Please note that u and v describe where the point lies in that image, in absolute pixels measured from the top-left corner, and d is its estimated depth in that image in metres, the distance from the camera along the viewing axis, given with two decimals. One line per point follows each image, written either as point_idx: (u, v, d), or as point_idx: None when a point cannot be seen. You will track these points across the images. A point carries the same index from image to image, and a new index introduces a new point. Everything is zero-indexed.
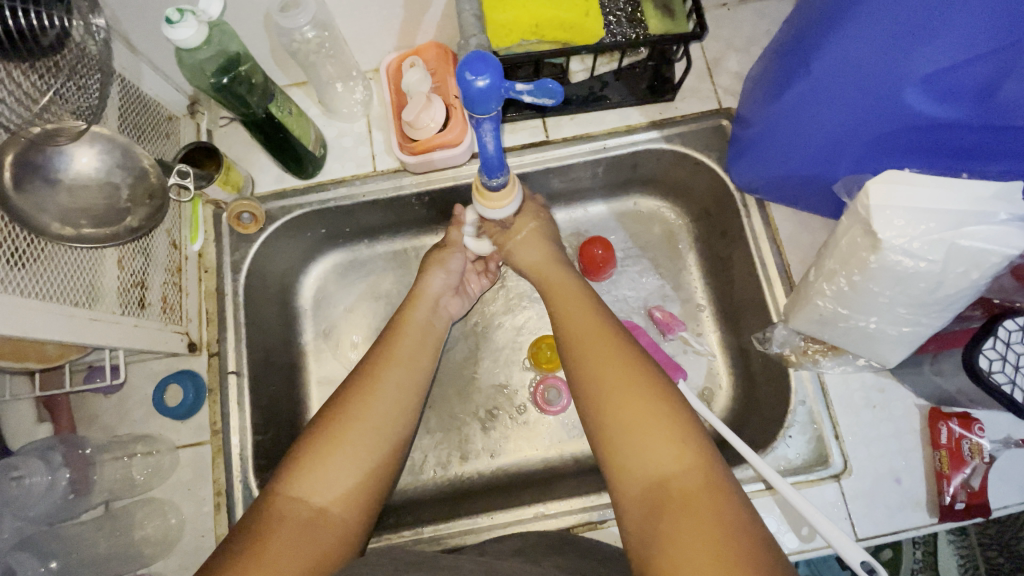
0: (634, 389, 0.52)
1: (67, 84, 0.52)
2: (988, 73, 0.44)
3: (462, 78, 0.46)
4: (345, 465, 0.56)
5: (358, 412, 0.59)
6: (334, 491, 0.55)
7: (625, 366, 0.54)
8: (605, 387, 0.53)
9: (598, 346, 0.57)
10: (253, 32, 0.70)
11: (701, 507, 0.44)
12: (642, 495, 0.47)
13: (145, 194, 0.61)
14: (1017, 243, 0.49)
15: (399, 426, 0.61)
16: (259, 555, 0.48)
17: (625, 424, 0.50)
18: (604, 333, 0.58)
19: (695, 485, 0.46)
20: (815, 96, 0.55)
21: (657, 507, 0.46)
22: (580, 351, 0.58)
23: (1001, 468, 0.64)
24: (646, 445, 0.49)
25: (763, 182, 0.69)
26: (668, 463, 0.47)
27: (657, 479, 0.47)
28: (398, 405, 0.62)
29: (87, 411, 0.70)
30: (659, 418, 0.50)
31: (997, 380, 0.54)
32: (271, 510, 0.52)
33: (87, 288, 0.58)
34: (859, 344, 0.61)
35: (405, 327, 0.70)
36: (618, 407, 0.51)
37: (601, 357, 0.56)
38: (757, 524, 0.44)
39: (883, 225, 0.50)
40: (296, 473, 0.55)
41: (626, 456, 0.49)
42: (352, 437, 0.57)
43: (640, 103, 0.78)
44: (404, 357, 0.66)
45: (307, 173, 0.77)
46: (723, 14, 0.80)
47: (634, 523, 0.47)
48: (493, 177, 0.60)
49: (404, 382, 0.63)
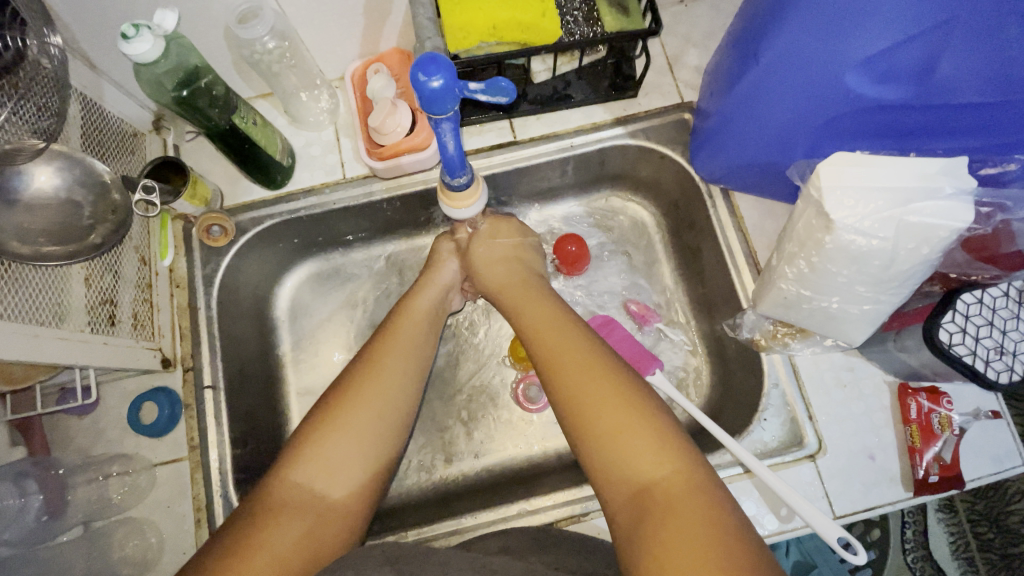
0: (611, 397, 0.53)
1: (23, 103, 0.51)
2: (923, 52, 0.46)
3: (415, 79, 0.47)
4: (349, 450, 0.57)
5: (360, 393, 0.60)
6: (336, 477, 0.55)
7: (597, 376, 0.55)
8: (581, 398, 0.54)
9: (573, 358, 0.58)
10: (213, 46, 0.71)
11: (686, 511, 0.45)
12: (629, 500, 0.48)
13: (107, 211, 0.61)
14: (963, 216, 0.50)
15: (399, 419, 0.61)
16: (256, 544, 0.49)
17: (609, 434, 0.51)
18: (576, 343, 0.59)
19: (679, 491, 0.47)
20: (763, 86, 0.56)
21: (643, 511, 0.47)
22: (552, 366, 0.58)
23: (972, 440, 0.65)
24: (629, 452, 0.50)
25: (725, 172, 0.70)
26: (650, 468, 0.49)
27: (642, 486, 0.48)
28: (402, 398, 0.62)
29: (60, 433, 0.69)
30: (640, 426, 0.51)
31: (958, 352, 0.56)
32: (272, 495, 0.53)
33: (53, 307, 0.57)
34: (825, 325, 0.63)
35: (412, 312, 0.70)
36: (597, 417, 0.53)
37: (576, 368, 0.57)
38: (739, 519, 0.45)
39: (834, 206, 0.51)
40: (298, 458, 0.55)
41: (613, 464, 0.50)
42: (359, 420, 0.58)
43: (603, 100, 0.79)
44: (406, 344, 0.66)
45: (276, 183, 0.77)
46: (680, 11, 0.81)
47: (623, 527, 0.48)
48: (455, 176, 0.61)
49: (409, 370, 0.64)
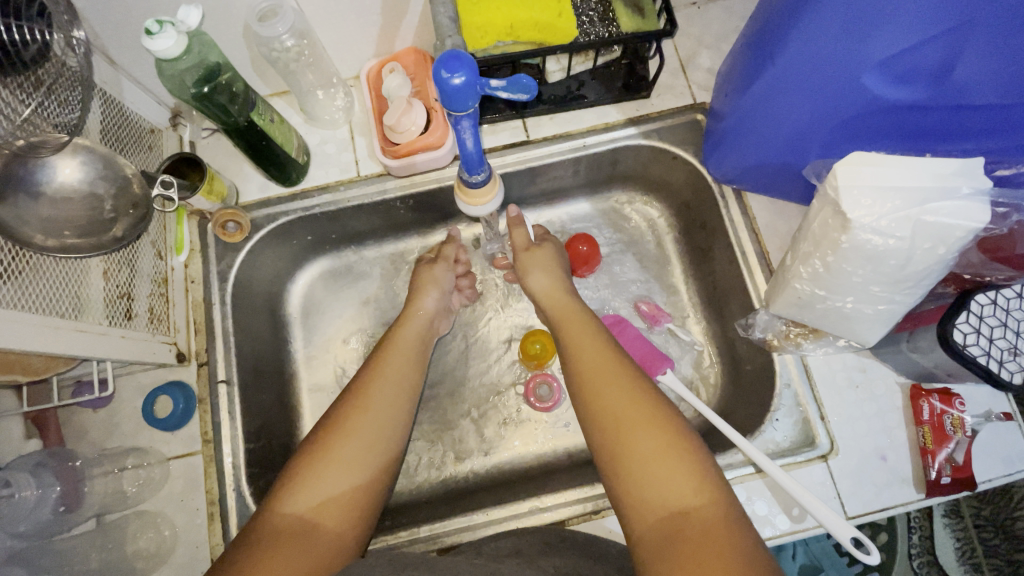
0: (647, 420, 0.53)
1: (48, 98, 0.52)
2: (940, 54, 0.46)
3: (438, 76, 0.48)
4: (350, 474, 0.57)
5: (357, 418, 0.60)
6: (342, 493, 0.56)
7: (632, 397, 0.55)
8: (614, 418, 0.54)
9: (608, 376, 0.58)
10: (231, 43, 0.72)
11: (721, 541, 0.45)
12: (656, 522, 0.48)
13: (128, 205, 0.61)
14: (979, 215, 0.50)
15: (392, 440, 0.62)
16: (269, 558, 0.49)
17: (647, 456, 0.51)
18: (612, 364, 0.59)
19: (712, 519, 0.47)
20: (778, 85, 0.56)
21: (675, 535, 0.46)
22: (590, 386, 0.58)
23: (985, 442, 0.65)
24: (662, 475, 0.50)
25: (739, 172, 0.71)
26: (683, 494, 0.49)
27: (675, 510, 0.48)
28: (391, 426, 0.62)
29: (76, 425, 0.70)
30: (675, 451, 0.51)
31: (973, 352, 0.56)
32: (280, 510, 0.53)
33: (72, 300, 0.58)
34: (838, 325, 0.63)
35: (400, 342, 0.70)
36: (633, 439, 0.52)
37: (610, 388, 0.57)
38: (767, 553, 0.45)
39: (851, 205, 0.52)
40: (305, 475, 0.55)
41: (642, 486, 0.50)
42: (357, 441, 0.59)
43: (616, 101, 0.79)
44: (397, 373, 0.66)
45: (291, 180, 0.77)
46: (693, 13, 0.82)
47: (648, 548, 0.47)
48: (473, 174, 0.61)
49: (399, 400, 0.64)
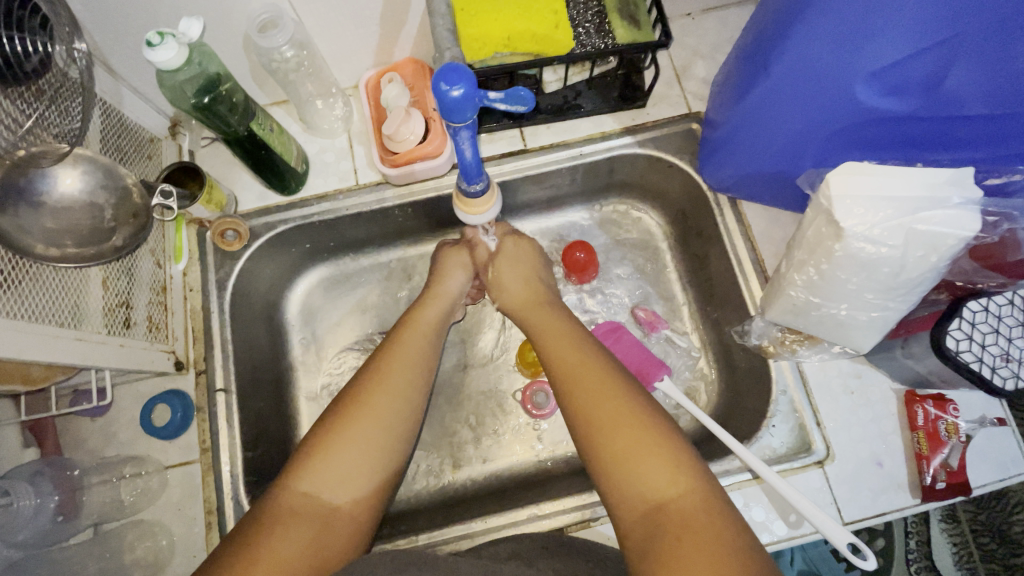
0: (626, 416, 0.54)
1: (50, 108, 0.53)
2: (930, 66, 0.47)
3: (437, 88, 0.49)
4: (354, 468, 0.57)
5: (367, 404, 0.60)
6: (343, 487, 0.56)
7: (611, 394, 0.56)
8: (594, 415, 0.55)
9: (588, 374, 0.59)
10: (231, 53, 0.72)
11: (701, 531, 0.45)
12: (641, 517, 0.49)
13: (128, 214, 0.62)
14: (970, 225, 0.51)
15: (404, 425, 0.62)
16: (264, 551, 0.49)
17: (627, 452, 0.52)
18: (591, 362, 0.60)
19: (693, 510, 0.47)
20: (773, 95, 0.57)
21: (656, 527, 0.47)
22: (573, 386, 0.59)
23: (979, 447, 0.66)
24: (644, 470, 0.50)
25: (734, 181, 0.71)
26: (664, 487, 0.49)
27: (655, 503, 0.49)
28: (404, 409, 0.62)
29: (73, 435, 0.70)
30: (655, 445, 0.52)
31: (965, 359, 0.57)
32: (278, 502, 0.53)
33: (71, 309, 0.58)
34: (833, 332, 0.64)
35: (419, 324, 0.70)
36: (613, 436, 0.53)
37: (590, 384, 0.58)
38: (750, 540, 0.46)
39: (844, 214, 0.53)
40: (306, 468, 0.56)
41: (625, 482, 0.51)
42: (366, 429, 0.58)
43: (613, 110, 0.80)
44: (413, 357, 0.66)
45: (290, 189, 0.78)
46: (687, 23, 0.83)
47: (634, 543, 0.48)
48: (472, 183, 0.62)
49: (412, 387, 0.64)
